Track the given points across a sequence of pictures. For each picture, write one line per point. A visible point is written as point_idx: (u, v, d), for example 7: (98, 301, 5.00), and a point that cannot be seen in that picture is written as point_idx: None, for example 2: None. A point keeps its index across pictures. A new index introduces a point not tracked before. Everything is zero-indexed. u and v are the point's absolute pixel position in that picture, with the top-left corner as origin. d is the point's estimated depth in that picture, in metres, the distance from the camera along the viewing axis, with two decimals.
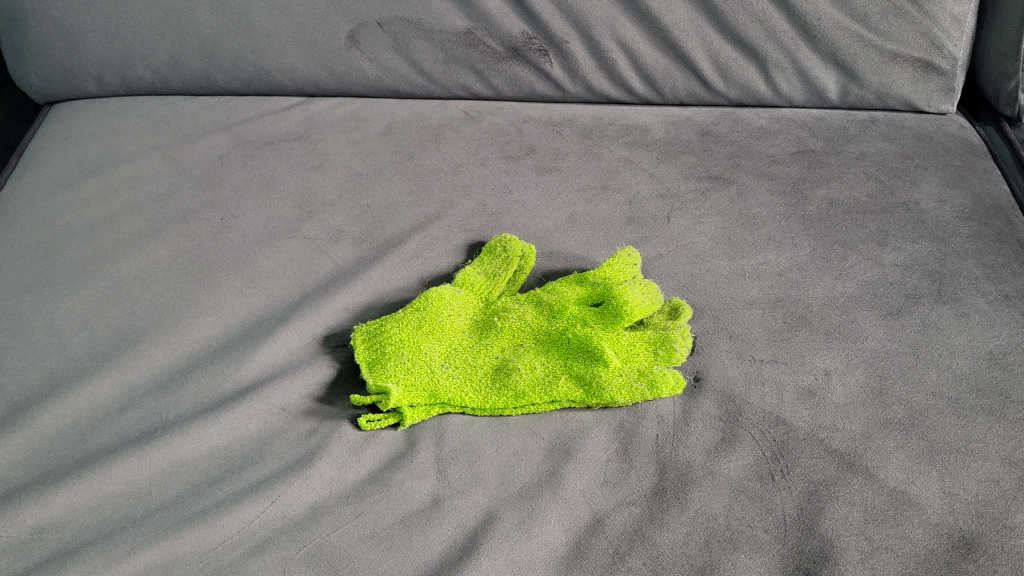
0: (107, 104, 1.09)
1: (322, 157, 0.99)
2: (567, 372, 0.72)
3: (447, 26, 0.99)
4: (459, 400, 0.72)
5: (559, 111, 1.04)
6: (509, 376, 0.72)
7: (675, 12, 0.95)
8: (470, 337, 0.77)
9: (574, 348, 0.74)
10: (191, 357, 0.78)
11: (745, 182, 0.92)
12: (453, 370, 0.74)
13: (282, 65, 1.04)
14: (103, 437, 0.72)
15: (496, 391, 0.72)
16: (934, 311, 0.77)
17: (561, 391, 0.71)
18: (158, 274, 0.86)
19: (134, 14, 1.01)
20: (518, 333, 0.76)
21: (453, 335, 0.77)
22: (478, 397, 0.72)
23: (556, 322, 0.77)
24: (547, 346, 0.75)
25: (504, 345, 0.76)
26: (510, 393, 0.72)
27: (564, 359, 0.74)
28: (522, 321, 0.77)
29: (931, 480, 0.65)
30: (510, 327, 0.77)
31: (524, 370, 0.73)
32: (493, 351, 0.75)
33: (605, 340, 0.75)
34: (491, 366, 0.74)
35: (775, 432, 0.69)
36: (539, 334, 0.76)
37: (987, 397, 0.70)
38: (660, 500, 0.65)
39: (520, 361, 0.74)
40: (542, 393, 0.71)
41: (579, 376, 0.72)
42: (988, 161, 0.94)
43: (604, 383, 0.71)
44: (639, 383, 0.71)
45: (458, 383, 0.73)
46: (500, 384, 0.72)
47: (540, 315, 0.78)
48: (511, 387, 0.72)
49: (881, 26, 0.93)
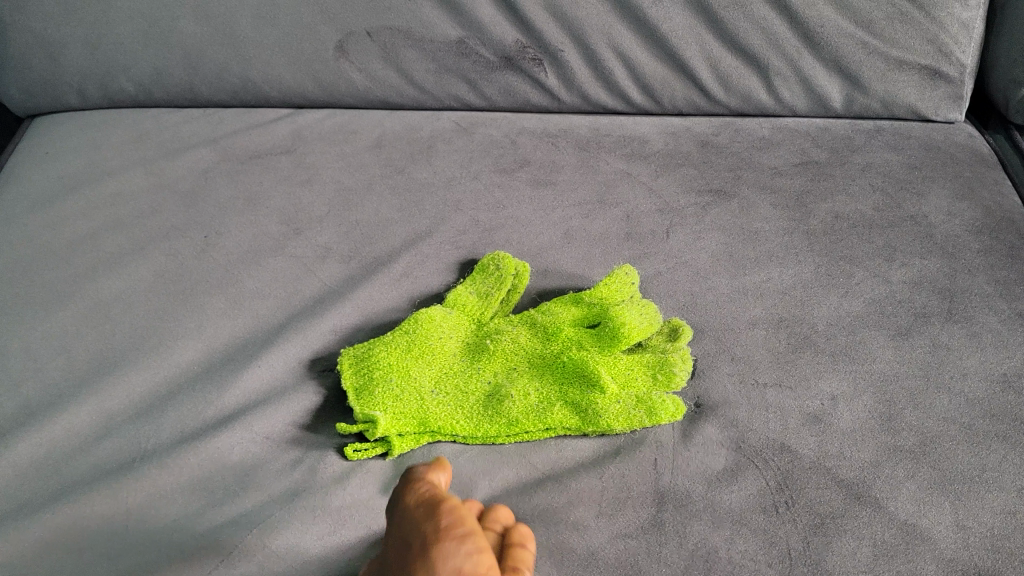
0: (89, 117, 1.06)
1: (311, 171, 0.96)
2: (562, 399, 0.70)
3: (439, 34, 0.96)
4: (450, 427, 0.69)
5: (554, 122, 1.01)
6: (502, 403, 0.70)
7: (674, 19, 0.92)
8: (461, 361, 0.74)
9: (569, 374, 0.72)
10: (173, 382, 0.76)
11: (747, 195, 0.89)
12: (444, 398, 0.71)
13: (269, 76, 1.01)
14: (79, 469, 0.69)
15: (488, 418, 0.69)
16: (945, 331, 0.74)
17: (556, 418, 0.68)
18: (139, 294, 0.83)
19: (116, 25, 0.98)
20: (511, 358, 0.74)
21: (445, 361, 0.74)
22: (470, 425, 0.69)
23: (551, 346, 0.74)
24: (541, 371, 0.72)
25: (497, 370, 0.73)
26: (503, 421, 0.69)
27: (559, 385, 0.71)
28: (516, 345, 0.75)
29: (943, 513, 0.62)
30: (503, 352, 0.74)
31: (517, 397, 0.70)
32: (486, 376, 0.73)
33: (603, 366, 0.72)
34: (483, 392, 0.71)
35: (780, 460, 0.66)
36: (533, 358, 0.74)
37: (1001, 423, 0.67)
38: (658, 534, 0.62)
39: (513, 387, 0.71)
40: (537, 420, 0.68)
41: (574, 404, 0.69)
42: (998, 171, 0.90)
43: (601, 411, 0.68)
44: (637, 411, 0.68)
45: (448, 411, 0.70)
46: (492, 411, 0.69)
47: (534, 337, 0.75)
48: (504, 414, 0.69)
49: (886, 32, 0.90)
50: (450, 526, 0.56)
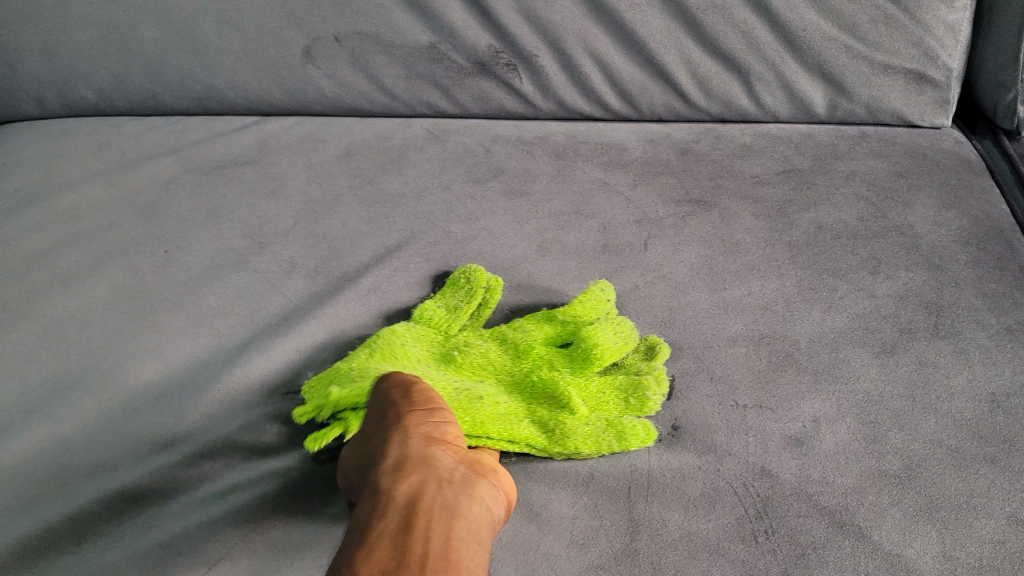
0: (48, 126, 1.03)
1: (277, 182, 0.93)
2: (531, 417, 0.67)
3: (409, 39, 0.93)
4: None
5: (530, 130, 0.98)
6: (469, 404, 0.66)
7: (651, 23, 0.89)
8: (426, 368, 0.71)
9: (537, 396, 0.69)
10: (127, 407, 0.72)
11: (728, 205, 0.86)
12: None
13: (234, 84, 0.98)
14: (26, 498, 0.66)
15: (451, 414, 0.66)
16: (931, 348, 0.72)
17: (525, 433, 0.65)
18: (95, 314, 0.80)
19: (73, 32, 0.95)
20: (477, 369, 0.72)
21: (408, 362, 0.71)
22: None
23: (521, 363, 0.72)
24: (509, 387, 0.70)
25: (461, 377, 0.70)
26: (467, 420, 0.65)
27: (528, 405, 0.69)
28: (484, 358, 0.72)
29: (930, 542, 0.59)
30: (470, 362, 0.72)
31: (487, 401, 0.67)
32: (449, 378, 0.70)
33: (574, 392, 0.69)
34: (448, 388, 0.68)
35: (759, 486, 0.63)
36: (501, 375, 0.71)
37: (989, 445, 0.65)
38: (631, 564, 0.59)
39: (482, 390, 0.68)
40: (502, 429, 0.65)
41: (542, 424, 0.67)
42: (986, 178, 0.88)
43: (571, 434, 0.65)
44: (607, 435, 0.66)
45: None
46: (457, 409, 0.66)
47: (504, 354, 0.73)
48: (470, 414, 0.66)
49: (870, 35, 0.87)
50: (422, 407, 0.61)
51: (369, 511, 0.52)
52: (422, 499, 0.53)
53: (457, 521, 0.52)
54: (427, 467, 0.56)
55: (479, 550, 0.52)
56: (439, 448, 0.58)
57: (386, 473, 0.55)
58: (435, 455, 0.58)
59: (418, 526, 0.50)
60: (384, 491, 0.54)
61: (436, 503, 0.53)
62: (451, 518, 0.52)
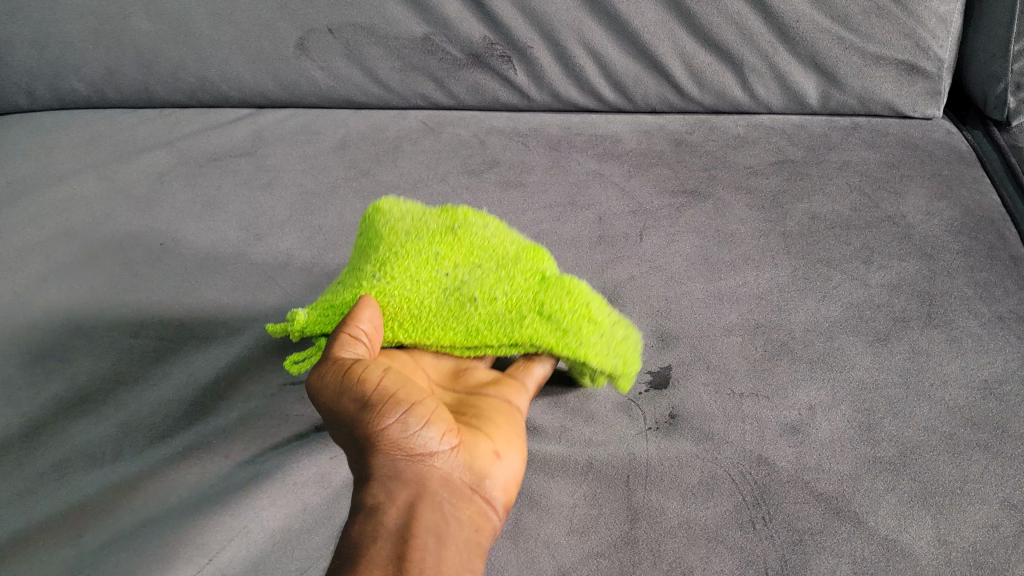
0: (39, 118, 1.04)
1: (272, 174, 0.93)
2: (534, 309, 0.62)
3: (404, 31, 0.93)
4: (398, 327, 0.63)
5: (524, 121, 0.98)
6: (461, 308, 0.63)
7: (645, 15, 0.90)
8: (417, 250, 0.66)
9: (545, 283, 0.64)
10: (125, 398, 0.72)
11: (722, 196, 0.87)
12: (388, 284, 0.64)
13: (227, 75, 0.98)
14: (27, 493, 0.66)
15: (442, 323, 0.63)
16: (924, 336, 0.72)
17: (524, 332, 0.61)
18: (91, 307, 0.80)
19: (65, 24, 0.97)
20: (479, 251, 0.67)
21: (399, 247, 0.66)
22: (421, 328, 0.63)
23: (525, 255, 0.66)
24: (512, 273, 0.65)
25: (457, 261, 0.66)
26: (462, 329, 0.63)
27: (533, 292, 0.63)
28: (486, 242, 0.67)
29: (925, 527, 0.59)
30: (470, 243, 0.67)
31: (481, 301, 0.63)
32: (444, 266, 0.65)
33: (582, 288, 0.64)
34: (439, 284, 0.64)
35: (756, 474, 0.63)
36: (500, 260, 0.66)
37: (983, 431, 0.65)
38: (631, 552, 0.59)
39: (476, 286, 0.64)
40: (500, 331, 0.62)
41: (544, 316, 0.62)
42: (977, 169, 0.88)
43: (573, 336, 0.61)
44: (612, 357, 0.61)
45: (393, 304, 0.63)
46: (449, 316, 0.63)
47: (504, 244, 0.67)
48: (462, 321, 0.63)
49: (862, 27, 0.87)
50: (405, 396, 0.53)
51: (357, 543, 0.48)
52: (416, 530, 0.48)
53: (452, 556, 0.49)
54: (421, 480, 0.51)
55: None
56: (433, 449, 0.52)
57: (374, 489, 0.51)
58: (427, 458, 0.52)
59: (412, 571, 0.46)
60: (374, 517, 0.49)
61: (431, 535, 0.49)
62: (445, 554, 0.49)
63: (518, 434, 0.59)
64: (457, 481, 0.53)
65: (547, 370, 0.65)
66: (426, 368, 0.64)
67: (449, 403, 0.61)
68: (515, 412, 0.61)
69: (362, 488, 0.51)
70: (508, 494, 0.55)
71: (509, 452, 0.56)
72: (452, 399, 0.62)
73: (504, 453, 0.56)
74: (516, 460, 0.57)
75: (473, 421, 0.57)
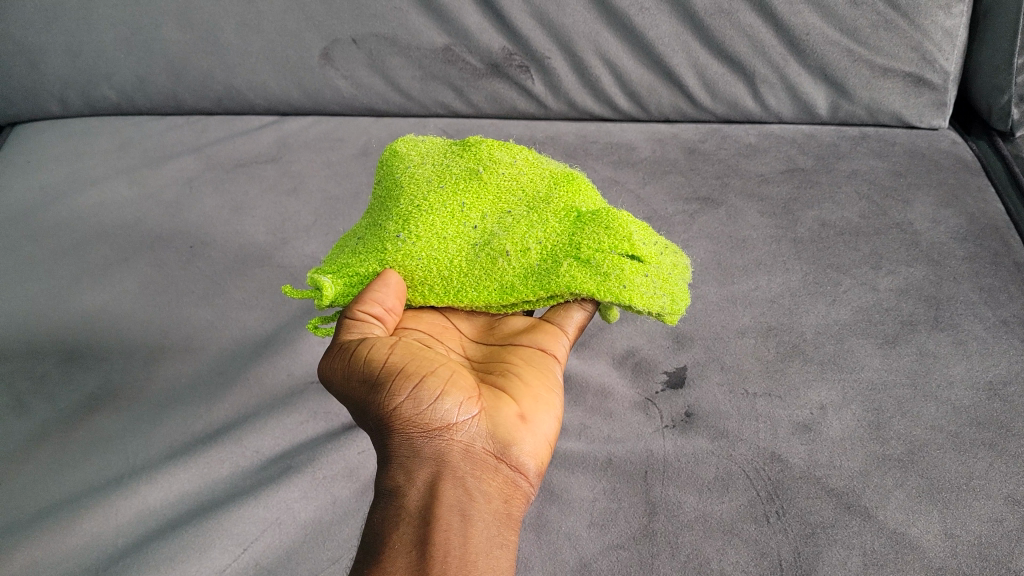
0: (72, 126, 1.09)
1: (297, 180, 0.96)
2: (571, 254, 0.55)
3: (425, 42, 0.96)
4: (427, 290, 0.58)
5: (541, 130, 1.01)
6: (494, 264, 0.57)
7: (660, 26, 0.92)
8: (438, 195, 0.61)
9: (581, 222, 0.57)
10: (160, 393, 0.75)
11: (734, 203, 0.90)
12: (413, 245, 0.58)
13: (253, 84, 1.02)
14: (69, 486, 0.68)
15: (475, 282, 0.57)
16: (931, 339, 0.75)
17: (562, 281, 0.54)
18: (124, 306, 0.82)
19: (98, 34, 1.01)
20: (507, 195, 0.61)
21: (416, 189, 0.62)
22: (452, 290, 0.57)
23: (557, 191, 0.60)
24: (544, 216, 0.58)
25: (486, 210, 0.60)
26: (496, 285, 0.57)
27: (567, 236, 0.57)
28: (514, 181, 0.62)
29: (932, 521, 0.62)
30: (498, 187, 0.61)
31: (513, 253, 0.56)
32: (472, 219, 0.59)
33: (623, 218, 0.57)
34: (467, 239, 0.58)
35: (770, 470, 0.66)
36: (534, 205, 0.60)
37: (988, 430, 0.67)
38: (649, 543, 0.62)
39: (507, 237, 0.57)
40: (536, 285, 0.55)
41: (584, 260, 0.55)
42: (982, 178, 0.91)
43: (619, 279, 0.53)
44: (661, 294, 0.55)
45: (420, 268, 0.58)
46: (481, 275, 0.57)
47: (535, 184, 0.62)
48: (496, 277, 0.56)
49: (871, 40, 0.90)
50: (415, 368, 0.50)
51: (381, 531, 0.45)
52: (438, 509, 0.45)
53: (480, 534, 0.45)
54: (440, 456, 0.48)
55: (509, 556, 0.46)
56: (450, 420, 0.49)
57: (393, 472, 0.48)
58: (446, 431, 0.48)
59: (435, 554, 0.43)
60: (394, 503, 0.46)
61: (454, 513, 0.45)
62: (472, 532, 0.45)
63: (550, 391, 0.56)
64: (480, 451, 0.49)
65: (589, 313, 0.60)
66: (458, 326, 0.61)
67: (480, 359, 0.59)
68: (551, 364, 0.58)
69: (383, 472, 0.48)
70: (543, 455, 0.52)
71: (536, 416, 0.53)
72: (483, 354, 0.59)
73: (533, 414, 0.53)
74: (548, 419, 0.53)
75: (499, 383, 0.54)
